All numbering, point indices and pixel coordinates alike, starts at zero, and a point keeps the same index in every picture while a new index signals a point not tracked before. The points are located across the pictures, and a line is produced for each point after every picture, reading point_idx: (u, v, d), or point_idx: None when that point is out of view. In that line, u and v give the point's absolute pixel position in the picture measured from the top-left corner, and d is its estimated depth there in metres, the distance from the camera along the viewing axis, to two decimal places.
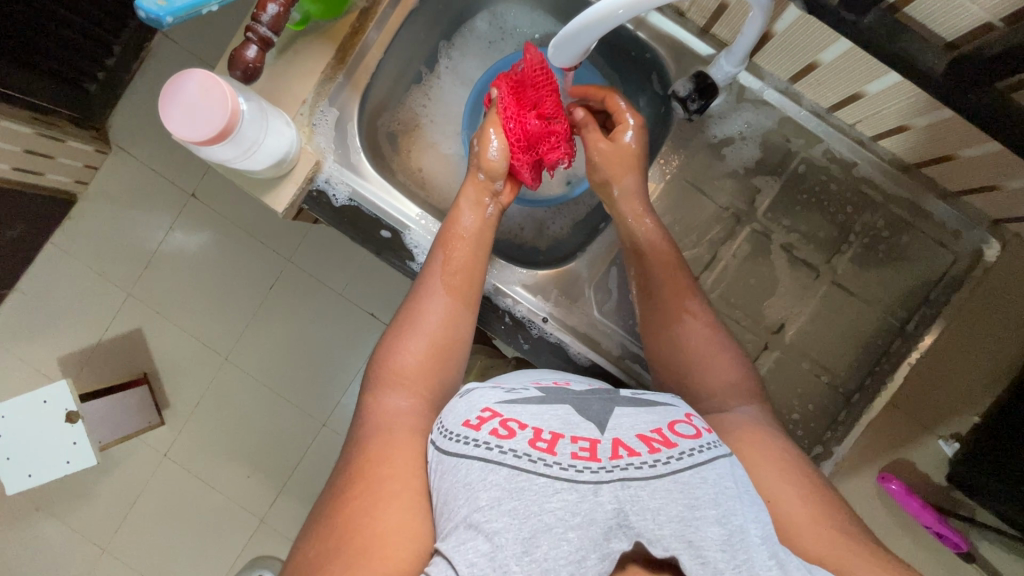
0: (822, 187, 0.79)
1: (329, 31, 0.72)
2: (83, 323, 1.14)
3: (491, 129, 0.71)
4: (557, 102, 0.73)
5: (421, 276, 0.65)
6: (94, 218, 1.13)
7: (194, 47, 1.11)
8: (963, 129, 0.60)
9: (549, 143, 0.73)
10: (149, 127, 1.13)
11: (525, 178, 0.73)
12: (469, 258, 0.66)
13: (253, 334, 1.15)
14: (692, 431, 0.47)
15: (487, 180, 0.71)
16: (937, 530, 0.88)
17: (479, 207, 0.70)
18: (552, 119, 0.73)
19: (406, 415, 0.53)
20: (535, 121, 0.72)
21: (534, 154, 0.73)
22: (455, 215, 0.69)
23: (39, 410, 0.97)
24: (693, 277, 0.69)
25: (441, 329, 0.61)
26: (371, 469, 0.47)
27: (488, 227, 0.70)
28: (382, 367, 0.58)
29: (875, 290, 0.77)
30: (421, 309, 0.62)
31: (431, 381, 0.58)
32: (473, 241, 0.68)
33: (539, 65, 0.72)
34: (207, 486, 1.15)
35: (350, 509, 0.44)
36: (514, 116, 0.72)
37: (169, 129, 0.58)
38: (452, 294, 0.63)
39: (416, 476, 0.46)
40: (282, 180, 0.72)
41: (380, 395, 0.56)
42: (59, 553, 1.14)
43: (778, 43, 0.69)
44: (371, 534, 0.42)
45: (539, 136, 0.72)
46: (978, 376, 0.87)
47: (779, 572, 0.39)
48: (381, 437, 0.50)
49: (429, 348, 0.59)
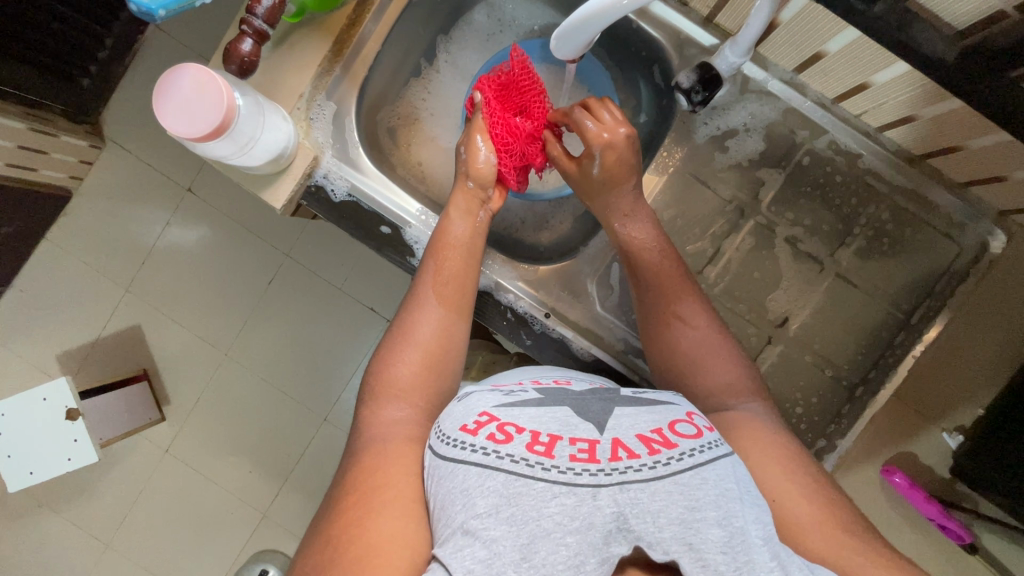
0: (827, 179, 0.78)
1: (324, 23, 0.71)
2: (81, 320, 1.13)
3: (478, 136, 0.70)
4: (542, 105, 0.73)
5: (412, 286, 0.64)
6: (90, 214, 1.12)
7: (188, 40, 1.10)
8: (970, 120, 0.59)
9: (534, 148, 0.73)
10: (145, 121, 1.11)
11: (512, 183, 0.72)
12: (460, 267, 0.65)
13: (253, 330, 1.14)
14: (693, 431, 0.47)
15: (476, 188, 0.70)
16: (940, 521, 0.88)
17: (471, 216, 0.69)
18: (536, 123, 0.73)
19: (403, 424, 0.53)
20: (524, 124, 0.72)
21: (522, 157, 0.72)
22: (445, 223, 0.67)
23: (39, 409, 0.96)
24: (692, 277, 0.69)
25: (435, 339, 0.60)
26: (365, 479, 0.47)
27: (477, 234, 0.68)
28: (378, 378, 0.57)
29: (878, 282, 0.77)
30: (414, 321, 0.61)
31: (428, 389, 0.57)
32: (465, 248, 0.66)
33: (523, 67, 0.71)
34: (208, 481, 1.15)
35: (345, 520, 0.44)
36: (501, 120, 0.71)
37: (163, 125, 0.57)
38: (446, 304, 0.62)
39: (410, 484, 0.46)
40: (279, 176, 0.71)
41: (377, 405, 0.55)
42: (61, 549, 1.14)
43: (784, 33, 0.67)
44: (364, 546, 0.41)
45: (526, 138, 0.72)
46: (978, 368, 0.87)
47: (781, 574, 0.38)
48: (379, 446, 0.50)
49: (424, 359, 0.58)
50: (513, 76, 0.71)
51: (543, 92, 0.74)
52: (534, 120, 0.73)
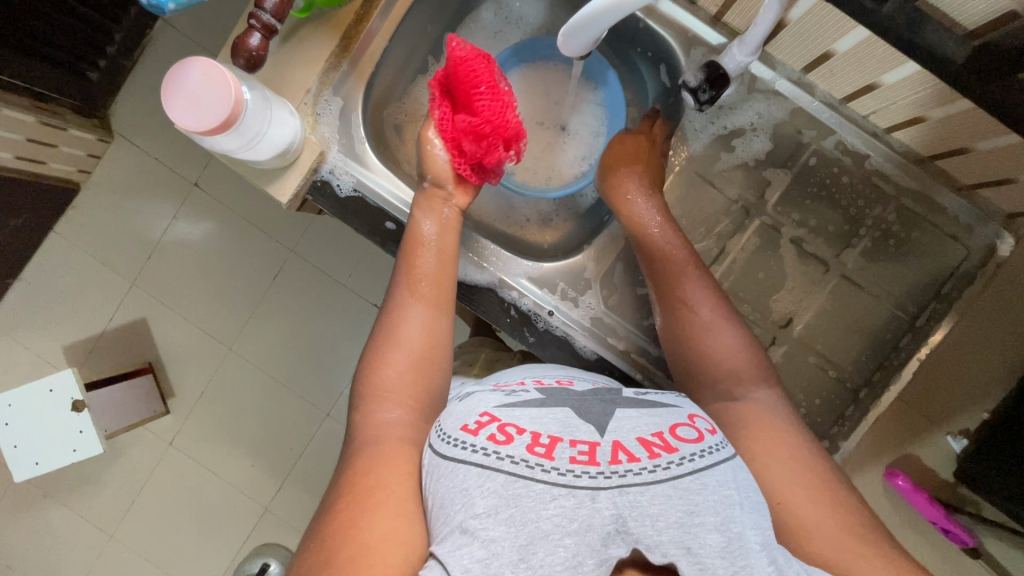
0: (833, 180, 0.78)
1: (332, 19, 0.71)
2: (87, 313, 1.13)
3: (426, 137, 0.70)
4: (485, 94, 0.68)
5: (389, 290, 0.64)
6: (97, 207, 1.13)
7: (195, 35, 1.10)
8: (980, 121, 0.59)
9: (479, 143, 0.69)
10: (152, 115, 1.12)
11: (468, 180, 0.71)
12: (431, 265, 0.65)
13: (257, 325, 1.15)
14: (693, 435, 0.47)
15: (434, 186, 0.70)
16: (943, 525, 0.88)
17: (437, 214, 0.69)
18: (480, 115, 0.68)
19: (398, 426, 0.53)
20: (464, 119, 0.68)
21: (466, 155, 0.70)
22: (412, 224, 0.68)
23: (45, 399, 0.97)
24: (700, 264, 0.68)
25: (420, 337, 0.60)
26: (360, 480, 0.47)
27: (447, 231, 0.68)
28: (368, 381, 0.57)
29: (884, 284, 0.76)
30: (391, 322, 0.61)
31: (419, 389, 0.57)
32: (435, 245, 0.66)
33: (460, 59, 0.67)
34: (211, 474, 1.16)
35: (339, 520, 0.44)
36: (447, 116, 0.70)
37: (172, 119, 0.57)
38: (422, 301, 0.62)
39: (405, 484, 0.46)
40: (286, 170, 0.71)
41: (371, 407, 0.55)
42: (64, 539, 1.15)
43: (793, 31, 0.67)
44: (358, 544, 0.42)
45: (468, 134, 0.69)
46: (983, 372, 0.86)
47: None
48: (371, 448, 0.50)
49: (411, 359, 0.58)
50: (455, 69, 0.68)
51: (494, 80, 0.69)
52: (477, 113, 0.68)
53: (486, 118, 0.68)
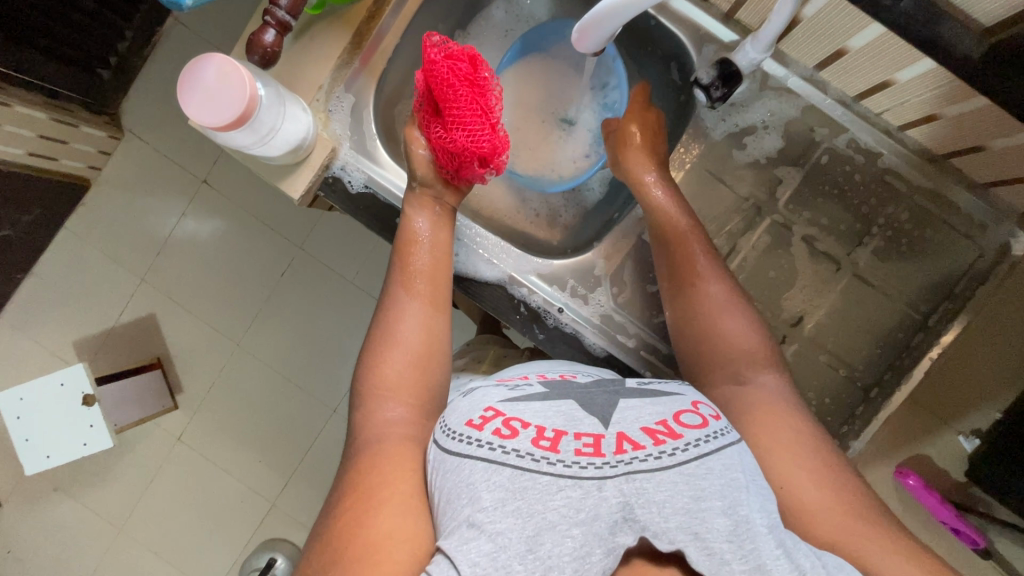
0: (846, 178, 0.78)
1: (345, 15, 0.71)
2: (97, 309, 1.14)
3: (408, 139, 0.70)
4: (455, 106, 0.65)
5: (385, 290, 0.64)
6: (107, 203, 1.13)
7: (206, 32, 1.11)
8: (996, 120, 0.58)
9: (452, 155, 0.67)
10: (162, 112, 1.12)
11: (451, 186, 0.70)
12: (427, 264, 0.65)
13: (265, 320, 1.15)
14: (698, 420, 0.47)
15: (421, 188, 0.69)
16: (953, 525, 0.87)
17: (430, 212, 0.68)
18: (451, 127, 0.66)
19: (402, 424, 0.53)
20: (438, 129, 0.67)
21: (443, 164, 0.69)
22: (405, 223, 0.67)
23: (56, 393, 0.98)
24: (707, 247, 0.68)
25: (418, 336, 0.60)
26: (366, 478, 0.47)
27: (441, 229, 0.68)
28: (369, 380, 0.57)
29: (896, 283, 0.76)
30: (389, 322, 0.61)
31: (418, 386, 0.57)
32: (429, 244, 0.66)
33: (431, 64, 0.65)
34: (219, 468, 1.16)
35: (347, 517, 0.44)
36: (426, 120, 0.68)
37: (187, 114, 0.57)
38: (417, 299, 0.62)
39: (410, 482, 0.46)
40: (298, 166, 0.71)
41: (372, 407, 0.55)
42: (73, 532, 1.16)
43: (806, 28, 0.67)
44: (365, 543, 0.42)
45: (441, 144, 0.67)
46: (993, 371, 0.86)
47: (786, 561, 0.38)
48: (372, 448, 0.50)
49: (410, 358, 0.59)
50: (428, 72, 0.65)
51: (467, 88, 0.65)
52: (448, 124, 0.66)
53: (455, 131, 0.66)
